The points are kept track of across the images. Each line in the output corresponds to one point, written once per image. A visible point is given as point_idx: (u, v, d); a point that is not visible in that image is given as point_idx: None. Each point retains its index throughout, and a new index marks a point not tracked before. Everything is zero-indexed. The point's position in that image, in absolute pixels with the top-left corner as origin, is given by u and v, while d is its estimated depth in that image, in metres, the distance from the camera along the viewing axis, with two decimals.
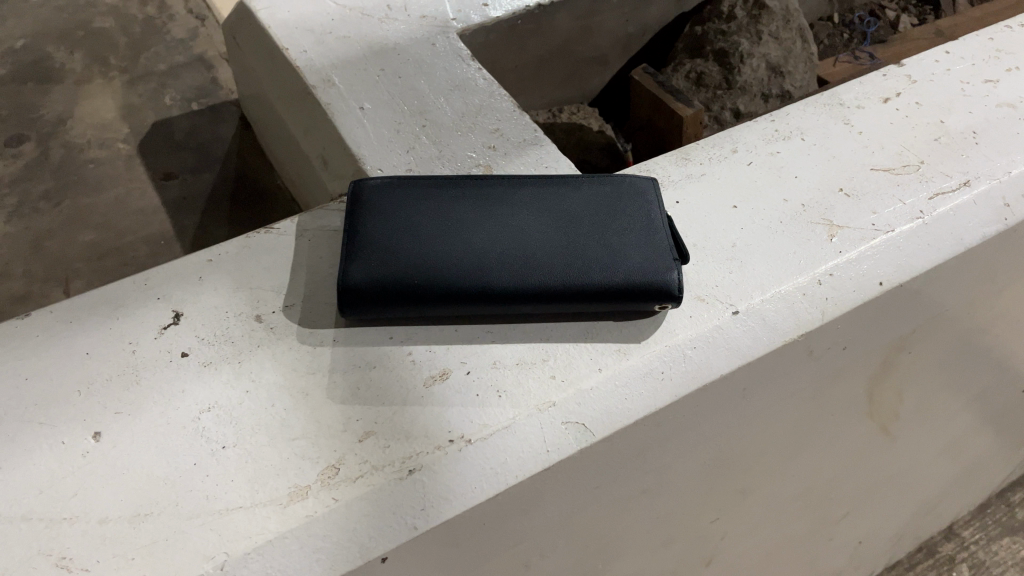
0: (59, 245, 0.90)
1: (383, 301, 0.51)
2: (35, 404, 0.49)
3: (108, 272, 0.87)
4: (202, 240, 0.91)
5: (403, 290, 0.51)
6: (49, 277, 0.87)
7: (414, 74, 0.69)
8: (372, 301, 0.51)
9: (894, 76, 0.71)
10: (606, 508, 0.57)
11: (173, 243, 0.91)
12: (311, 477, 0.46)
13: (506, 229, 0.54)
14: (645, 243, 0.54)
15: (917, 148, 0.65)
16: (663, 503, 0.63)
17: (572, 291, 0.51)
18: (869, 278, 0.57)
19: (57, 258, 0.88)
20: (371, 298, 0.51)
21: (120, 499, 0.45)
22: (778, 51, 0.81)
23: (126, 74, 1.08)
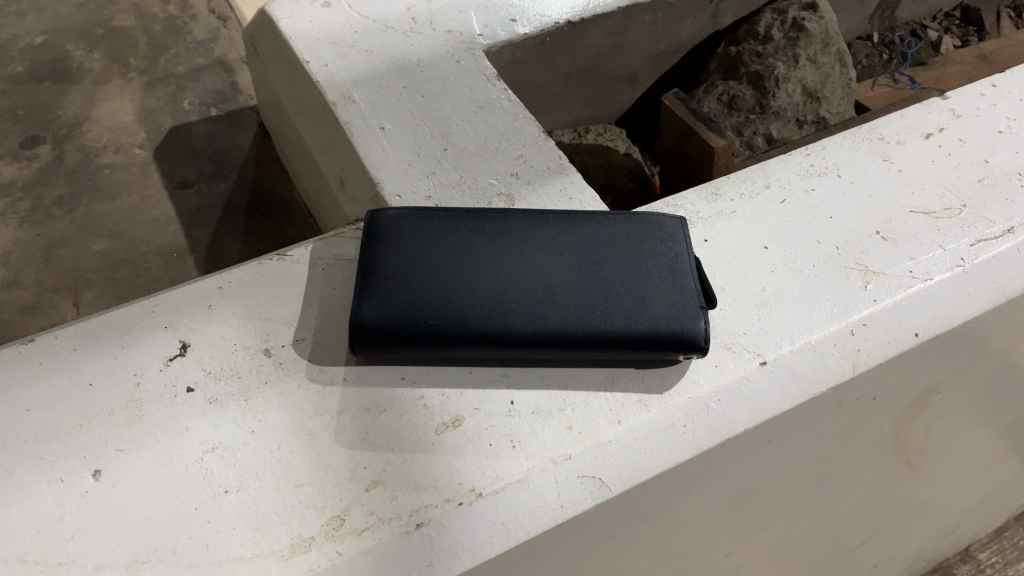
0: (71, 253, 0.89)
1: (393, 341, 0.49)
2: (34, 439, 0.47)
3: (119, 283, 0.86)
4: (216, 252, 0.90)
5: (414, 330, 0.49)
6: (59, 287, 0.86)
7: (437, 93, 0.67)
8: (384, 342, 0.49)
9: (937, 110, 0.68)
10: (617, 552, 0.55)
11: (186, 254, 0.90)
12: (316, 527, 0.45)
13: (524, 268, 0.51)
14: (670, 288, 0.51)
15: (959, 189, 0.62)
16: (674, 545, 0.61)
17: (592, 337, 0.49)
18: (905, 328, 0.54)
19: (68, 267, 0.87)
20: (383, 339, 0.49)
21: (118, 544, 0.44)
22: (815, 76, 0.78)
23: (145, 76, 1.07)
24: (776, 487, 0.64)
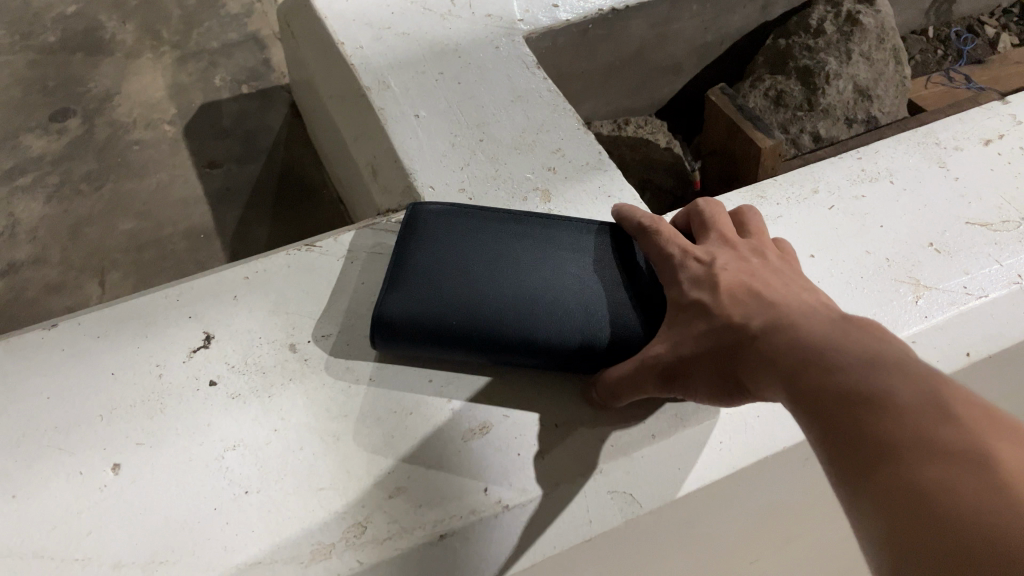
0: (98, 231, 0.88)
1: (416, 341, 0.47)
2: (54, 429, 0.46)
3: (145, 264, 0.86)
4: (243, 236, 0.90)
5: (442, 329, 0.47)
6: (86, 266, 0.85)
7: (474, 81, 0.65)
8: (406, 339, 0.47)
9: (997, 115, 0.65)
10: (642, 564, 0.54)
11: (213, 237, 0.89)
12: (337, 534, 0.43)
13: (566, 273, 0.49)
14: None
15: (1018, 201, 0.59)
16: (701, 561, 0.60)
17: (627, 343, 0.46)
18: (957, 346, 0.52)
19: (94, 245, 0.87)
20: (404, 335, 0.47)
21: (136, 542, 0.43)
22: (868, 73, 0.75)
23: (177, 50, 1.05)
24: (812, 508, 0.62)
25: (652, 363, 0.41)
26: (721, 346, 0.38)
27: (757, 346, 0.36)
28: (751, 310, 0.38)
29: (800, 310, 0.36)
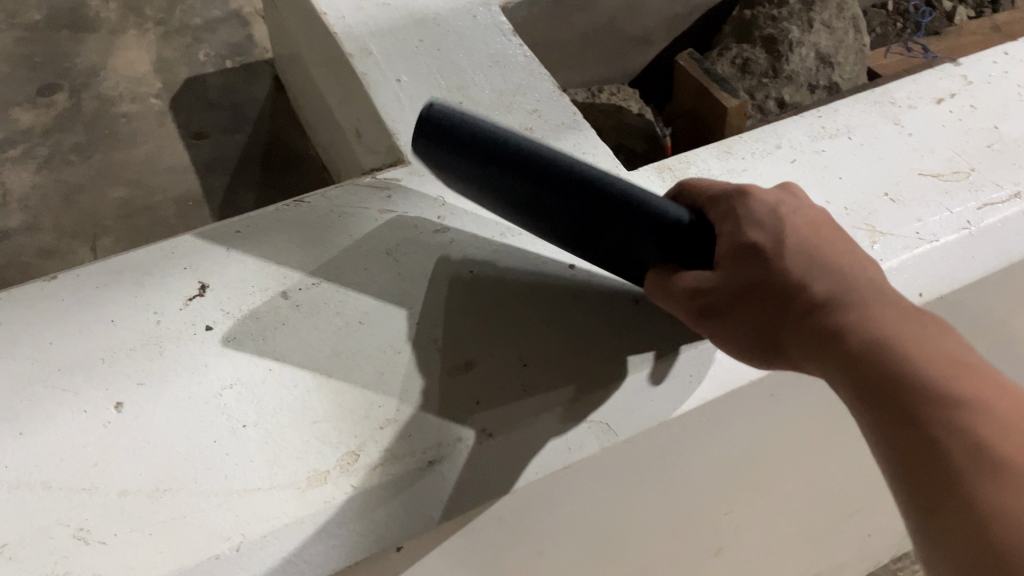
0: (89, 198, 0.94)
1: (505, 156, 0.44)
2: (58, 371, 0.49)
3: (137, 229, 0.91)
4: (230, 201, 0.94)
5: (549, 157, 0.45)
6: (78, 232, 0.91)
7: (454, 47, 0.67)
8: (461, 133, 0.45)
9: (950, 76, 0.69)
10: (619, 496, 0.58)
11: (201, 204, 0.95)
12: (331, 462, 0.46)
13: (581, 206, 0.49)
14: None
15: (968, 154, 0.63)
16: (666, 498, 0.63)
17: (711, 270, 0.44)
18: (910, 287, 0.56)
19: (85, 212, 0.92)
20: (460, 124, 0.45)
21: (141, 471, 0.45)
22: (828, 41, 0.79)
23: (161, 27, 1.13)
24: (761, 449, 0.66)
25: (690, 292, 0.44)
26: (771, 296, 0.41)
27: (816, 318, 0.40)
28: (812, 273, 0.41)
29: (864, 288, 0.40)
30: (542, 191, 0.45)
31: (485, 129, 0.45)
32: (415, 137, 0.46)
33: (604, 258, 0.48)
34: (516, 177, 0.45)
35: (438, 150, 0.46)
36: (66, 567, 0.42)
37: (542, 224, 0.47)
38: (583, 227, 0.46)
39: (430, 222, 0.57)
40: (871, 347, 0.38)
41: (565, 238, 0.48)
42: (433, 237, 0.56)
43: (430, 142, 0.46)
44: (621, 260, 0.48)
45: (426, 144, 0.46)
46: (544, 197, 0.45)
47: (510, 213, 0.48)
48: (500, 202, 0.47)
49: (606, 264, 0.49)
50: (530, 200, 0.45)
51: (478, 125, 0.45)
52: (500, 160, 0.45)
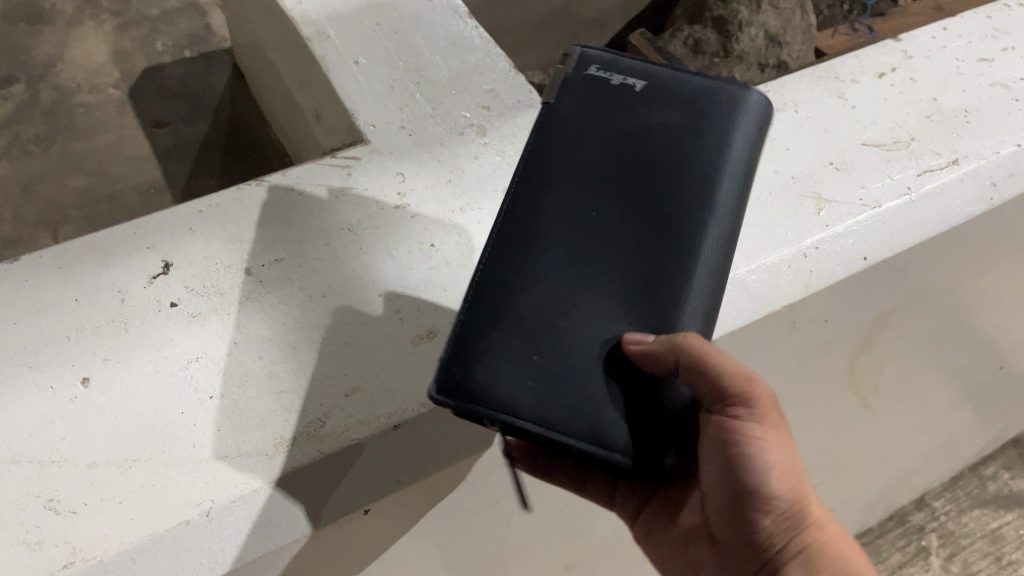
0: (50, 188, 0.99)
1: (730, 157, 0.46)
2: (23, 349, 0.49)
3: (99, 217, 0.98)
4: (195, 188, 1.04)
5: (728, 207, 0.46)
6: (40, 221, 0.97)
7: (410, 30, 0.69)
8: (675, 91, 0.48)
9: (891, 51, 0.72)
10: None
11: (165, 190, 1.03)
12: (297, 430, 0.47)
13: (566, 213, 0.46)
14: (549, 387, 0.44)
15: (908, 125, 0.65)
16: None
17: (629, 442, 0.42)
18: (855, 252, 0.58)
19: (48, 203, 0.98)
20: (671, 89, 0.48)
21: (109, 443, 0.46)
22: (777, 20, 0.85)
23: (119, 18, 1.16)
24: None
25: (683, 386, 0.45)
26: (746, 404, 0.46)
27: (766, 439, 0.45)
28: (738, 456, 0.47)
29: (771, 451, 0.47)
30: (699, 202, 0.45)
31: (742, 147, 0.47)
32: (728, 84, 0.48)
33: (583, 267, 0.45)
34: (705, 171, 0.46)
35: (714, 102, 0.48)
36: (36, 536, 0.42)
37: (657, 181, 0.46)
38: (641, 259, 0.45)
39: (390, 198, 0.58)
40: (815, 518, 0.45)
41: (620, 210, 0.46)
42: (394, 213, 0.57)
43: (738, 109, 0.47)
44: (583, 306, 0.45)
45: (722, 100, 0.48)
46: (694, 193, 0.46)
47: (643, 136, 0.47)
48: (661, 143, 0.47)
49: (574, 267, 0.45)
50: (683, 185, 0.46)
51: (751, 171, 0.48)
52: (713, 145, 0.47)
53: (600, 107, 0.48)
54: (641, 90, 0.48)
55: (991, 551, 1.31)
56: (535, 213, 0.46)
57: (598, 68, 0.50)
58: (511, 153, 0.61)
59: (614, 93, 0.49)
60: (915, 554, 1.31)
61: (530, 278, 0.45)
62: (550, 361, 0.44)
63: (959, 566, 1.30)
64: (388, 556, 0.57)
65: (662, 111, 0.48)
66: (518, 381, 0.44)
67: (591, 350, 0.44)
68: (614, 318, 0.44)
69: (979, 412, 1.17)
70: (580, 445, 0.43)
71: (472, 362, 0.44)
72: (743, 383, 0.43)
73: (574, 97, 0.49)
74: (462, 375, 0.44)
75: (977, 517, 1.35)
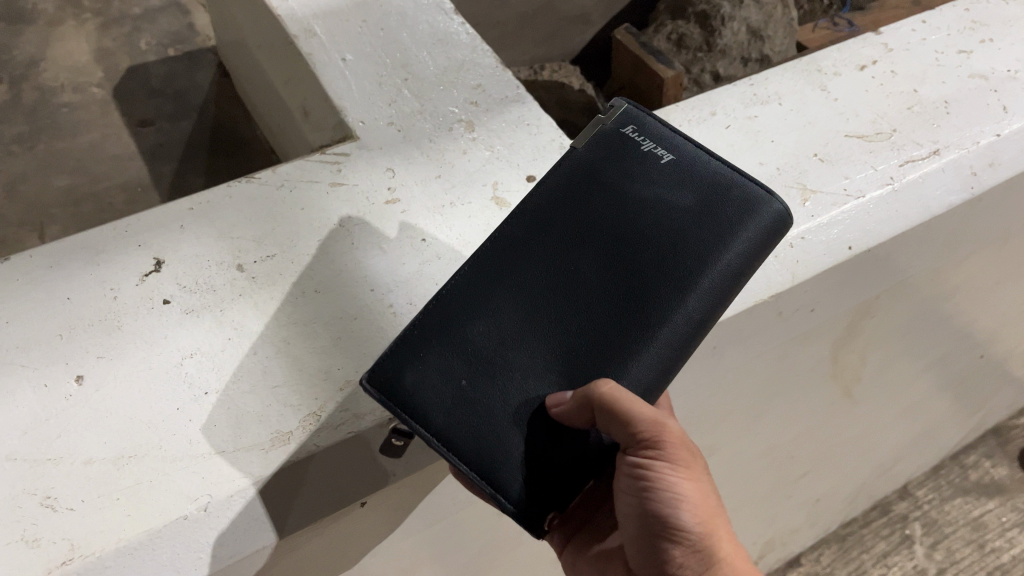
0: (34, 188, 0.99)
1: (723, 256, 0.46)
2: (16, 347, 0.49)
3: (83, 216, 0.97)
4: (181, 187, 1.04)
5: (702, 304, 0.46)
6: (24, 222, 0.96)
7: (397, 26, 0.69)
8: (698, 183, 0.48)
9: (872, 45, 0.73)
10: None
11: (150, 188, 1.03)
12: (294, 423, 0.47)
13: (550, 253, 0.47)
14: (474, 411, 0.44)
15: (890, 116, 0.66)
16: None
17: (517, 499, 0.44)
18: (840, 242, 0.59)
19: (32, 202, 0.98)
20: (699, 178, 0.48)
21: (104, 440, 0.46)
22: (759, 15, 0.89)
23: (100, 17, 1.15)
24: (696, 403, 0.69)
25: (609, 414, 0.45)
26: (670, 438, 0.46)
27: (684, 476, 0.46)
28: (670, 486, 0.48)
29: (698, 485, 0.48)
30: (676, 290, 0.45)
31: (741, 253, 0.46)
32: (749, 181, 0.48)
33: (540, 312, 0.45)
34: (687, 257, 0.46)
35: (744, 202, 0.47)
36: (34, 533, 0.42)
37: (637, 249, 0.46)
38: (597, 329, 0.45)
39: (381, 193, 0.58)
40: (725, 561, 0.45)
41: (598, 271, 0.46)
42: (385, 208, 0.57)
43: (744, 208, 0.47)
44: (528, 356, 0.45)
45: (740, 199, 0.47)
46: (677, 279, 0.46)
47: (647, 206, 0.47)
48: (663, 220, 0.47)
49: (537, 311, 0.45)
50: (664, 264, 0.46)
51: (744, 278, 0.47)
52: (707, 236, 0.46)
53: (618, 163, 0.49)
54: (666, 163, 0.49)
55: (974, 538, 1.33)
56: (524, 243, 0.47)
57: (634, 130, 0.50)
58: (500, 148, 0.61)
59: (642, 159, 0.49)
60: (900, 543, 1.33)
61: (496, 303, 0.45)
62: (476, 393, 0.44)
63: (943, 554, 1.31)
64: (381, 549, 0.57)
65: (674, 190, 0.48)
66: (439, 396, 0.44)
67: (517, 399, 0.44)
68: (544, 379, 0.45)
69: (960, 400, 1.19)
70: (466, 473, 0.44)
71: (407, 361, 0.44)
72: (655, 428, 0.44)
73: (600, 148, 0.50)
74: (394, 370, 0.44)
75: (959, 505, 1.37)
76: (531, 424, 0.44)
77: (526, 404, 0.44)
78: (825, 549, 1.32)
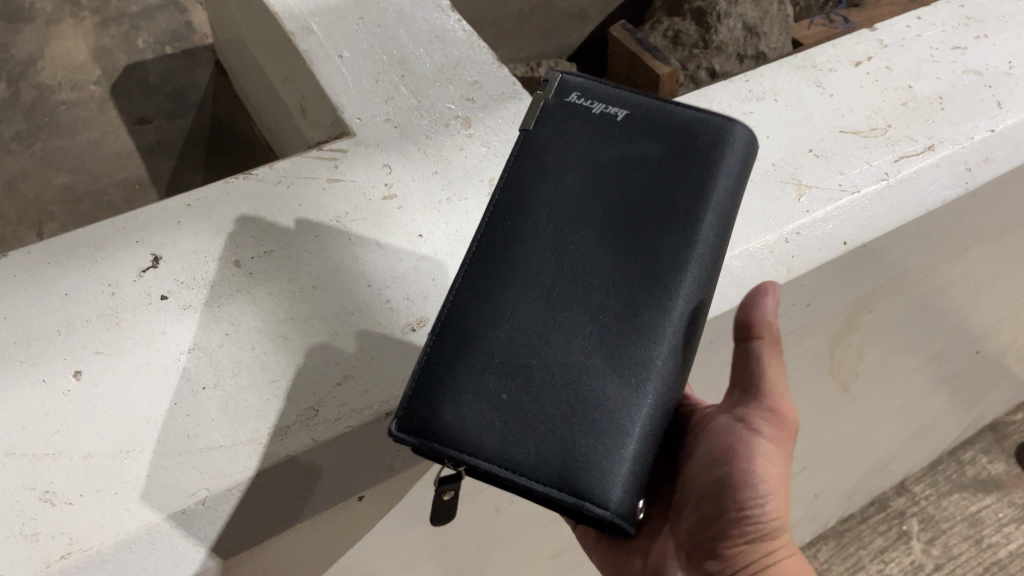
0: (33, 186, 0.99)
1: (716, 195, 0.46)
2: (15, 344, 0.49)
3: (82, 214, 0.99)
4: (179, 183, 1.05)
5: (710, 245, 0.45)
6: (23, 220, 0.97)
7: (394, 24, 0.69)
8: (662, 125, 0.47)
9: (867, 41, 0.73)
10: None
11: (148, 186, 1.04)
12: (291, 418, 0.47)
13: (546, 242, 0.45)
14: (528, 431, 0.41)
15: (884, 112, 0.67)
16: None
17: (605, 497, 0.40)
18: (835, 237, 0.59)
19: (31, 200, 0.99)
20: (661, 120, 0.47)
21: (103, 435, 0.46)
22: (755, 12, 0.89)
23: (98, 15, 1.15)
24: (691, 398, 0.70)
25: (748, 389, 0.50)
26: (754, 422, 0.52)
27: None
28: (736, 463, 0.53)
29: None
30: (681, 236, 0.44)
31: (725, 183, 0.46)
32: (702, 111, 0.47)
33: (554, 299, 0.43)
34: (684, 204, 0.45)
35: (712, 131, 0.47)
36: (33, 527, 0.43)
37: (634, 213, 0.45)
38: (615, 296, 0.43)
39: (377, 190, 0.58)
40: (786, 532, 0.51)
41: (600, 244, 0.44)
42: (382, 204, 0.58)
43: (718, 141, 0.47)
44: (555, 344, 0.43)
45: (705, 130, 0.47)
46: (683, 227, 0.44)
47: (625, 167, 0.46)
48: (649, 172, 0.46)
49: (550, 304, 0.43)
50: (663, 216, 0.45)
51: (734, 205, 0.47)
52: (696, 177, 0.46)
53: (591, 137, 0.47)
54: (622, 119, 0.48)
55: (971, 534, 1.33)
56: (515, 242, 0.45)
57: (579, 97, 0.49)
58: (496, 144, 0.62)
59: (595, 121, 0.48)
60: (896, 539, 1.33)
61: (505, 308, 0.43)
62: (517, 402, 0.41)
63: (940, 550, 1.32)
64: (379, 542, 0.57)
65: (642, 142, 0.47)
66: (484, 416, 0.41)
67: (562, 395, 0.42)
68: (581, 366, 0.42)
69: (956, 395, 1.19)
70: (547, 493, 0.40)
71: (438, 398, 0.42)
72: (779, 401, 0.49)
73: (557, 126, 0.48)
74: (427, 411, 0.41)
75: (956, 501, 1.37)
76: (589, 428, 0.41)
77: (576, 396, 0.42)
78: (823, 544, 1.33)
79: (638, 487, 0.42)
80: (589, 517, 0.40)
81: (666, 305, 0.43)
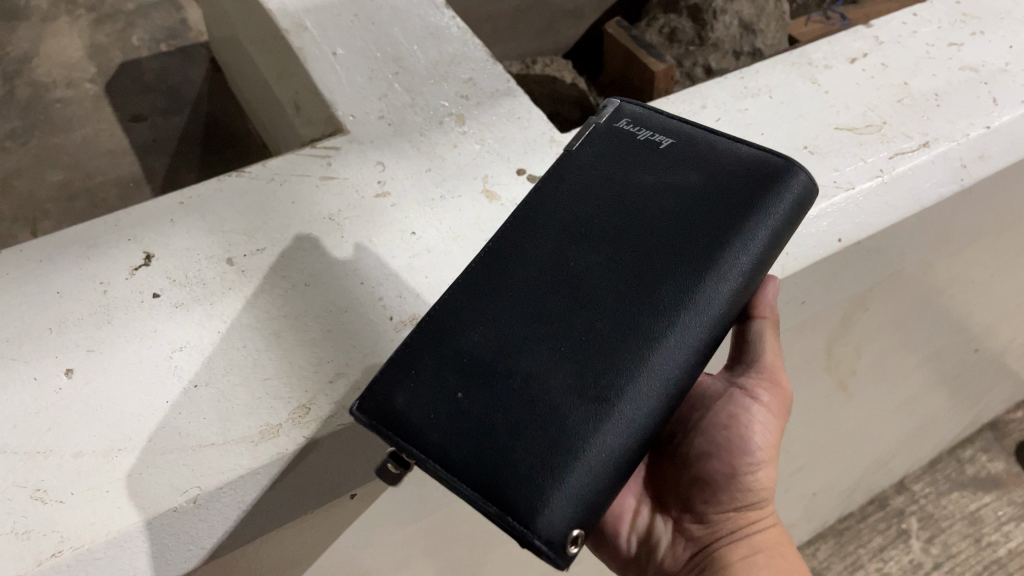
0: (27, 183, 0.99)
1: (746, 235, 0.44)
2: (7, 341, 0.49)
3: (76, 211, 0.98)
4: (174, 180, 1.04)
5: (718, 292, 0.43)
6: (17, 217, 0.96)
7: (388, 21, 0.69)
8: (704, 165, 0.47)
9: (862, 38, 0.73)
10: None
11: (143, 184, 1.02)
12: (283, 416, 0.47)
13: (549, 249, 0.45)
14: (482, 429, 0.40)
15: (880, 109, 0.67)
16: None
17: (538, 517, 0.38)
18: (829, 234, 0.59)
19: (25, 197, 0.98)
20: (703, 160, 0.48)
21: (94, 433, 0.46)
22: (751, 9, 0.90)
23: (93, 13, 1.17)
24: None
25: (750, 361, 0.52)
26: None
27: None
28: None
29: None
30: (687, 274, 0.43)
31: (765, 231, 0.45)
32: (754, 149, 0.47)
33: (543, 308, 0.43)
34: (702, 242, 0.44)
35: (759, 175, 0.46)
36: (23, 525, 0.42)
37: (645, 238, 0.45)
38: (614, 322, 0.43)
39: (371, 187, 0.58)
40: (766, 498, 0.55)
41: (604, 262, 0.44)
42: (375, 202, 0.58)
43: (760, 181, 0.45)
44: (534, 354, 0.42)
45: (755, 171, 0.46)
46: (690, 263, 0.44)
47: (652, 196, 0.46)
48: (670, 203, 0.46)
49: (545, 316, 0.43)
50: (678, 244, 0.44)
51: (768, 260, 0.45)
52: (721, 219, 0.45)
53: (626, 161, 0.48)
54: (666, 149, 0.48)
55: (970, 532, 1.33)
56: (524, 247, 0.46)
57: (628, 123, 0.51)
58: (490, 141, 0.62)
59: (638, 147, 0.49)
60: (896, 537, 1.33)
61: (496, 308, 0.44)
62: (484, 398, 0.41)
63: (939, 548, 1.31)
64: (373, 540, 0.57)
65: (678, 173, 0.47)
66: (441, 407, 0.41)
67: (526, 405, 0.41)
68: (558, 379, 0.41)
69: (956, 393, 1.19)
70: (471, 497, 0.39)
71: (395, 381, 0.42)
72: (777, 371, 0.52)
73: (598, 145, 0.50)
74: (384, 393, 0.42)
75: (956, 499, 1.37)
76: (546, 444, 0.40)
77: (545, 407, 0.40)
78: (822, 543, 1.32)
79: (580, 514, 0.39)
80: (514, 534, 0.38)
81: (664, 342, 0.42)
